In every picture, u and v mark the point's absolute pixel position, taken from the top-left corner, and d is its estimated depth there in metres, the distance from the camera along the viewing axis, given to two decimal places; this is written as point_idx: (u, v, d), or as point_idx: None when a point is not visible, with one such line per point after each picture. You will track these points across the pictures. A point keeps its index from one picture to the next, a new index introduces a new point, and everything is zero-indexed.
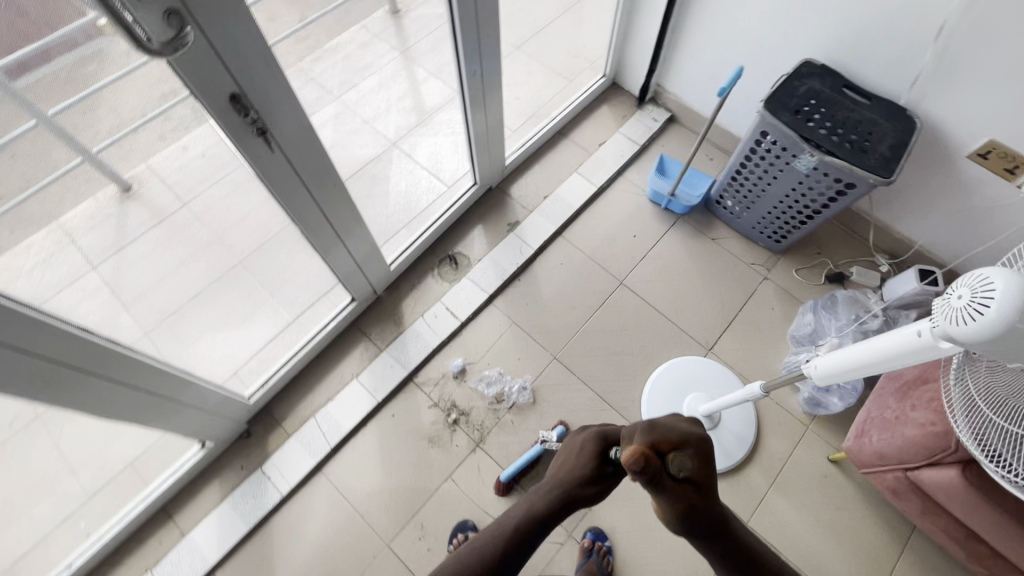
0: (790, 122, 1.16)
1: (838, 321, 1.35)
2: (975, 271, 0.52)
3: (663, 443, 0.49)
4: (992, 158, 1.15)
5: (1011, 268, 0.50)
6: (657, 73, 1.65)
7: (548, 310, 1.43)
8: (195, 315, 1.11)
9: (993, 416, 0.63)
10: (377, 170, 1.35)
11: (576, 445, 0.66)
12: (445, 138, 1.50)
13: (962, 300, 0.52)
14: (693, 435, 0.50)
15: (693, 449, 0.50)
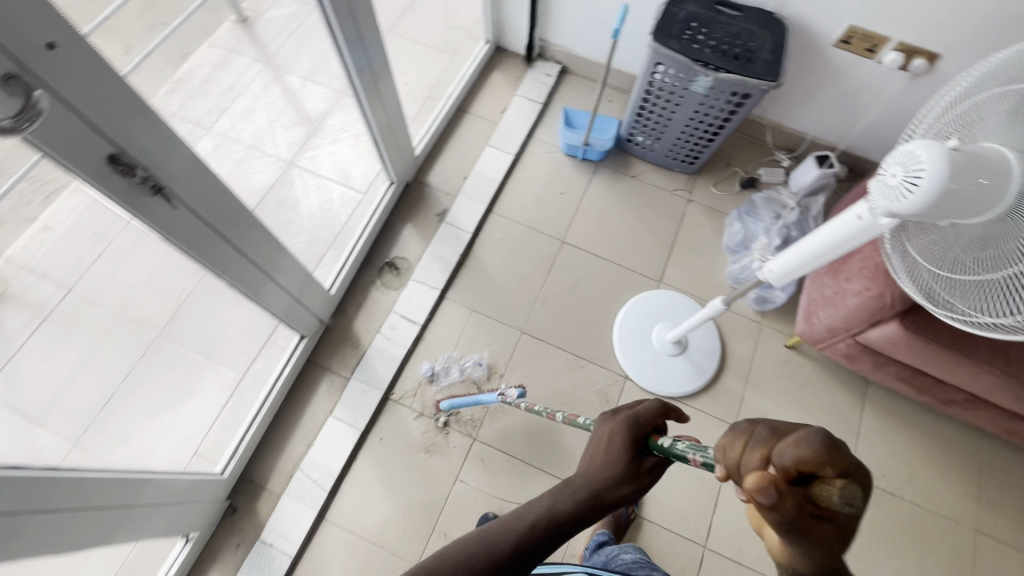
0: (679, 48, 1.20)
1: (763, 222, 1.46)
2: (904, 148, 0.56)
3: (831, 470, 0.31)
4: (854, 42, 1.26)
5: (932, 141, 0.55)
6: (538, 28, 1.64)
7: (502, 288, 1.42)
8: (128, 407, 1.00)
9: (928, 267, 0.67)
10: (280, 195, 1.25)
11: (603, 435, 0.53)
12: (344, 144, 1.40)
13: (897, 178, 0.57)
14: (860, 454, 0.33)
15: (864, 470, 0.33)
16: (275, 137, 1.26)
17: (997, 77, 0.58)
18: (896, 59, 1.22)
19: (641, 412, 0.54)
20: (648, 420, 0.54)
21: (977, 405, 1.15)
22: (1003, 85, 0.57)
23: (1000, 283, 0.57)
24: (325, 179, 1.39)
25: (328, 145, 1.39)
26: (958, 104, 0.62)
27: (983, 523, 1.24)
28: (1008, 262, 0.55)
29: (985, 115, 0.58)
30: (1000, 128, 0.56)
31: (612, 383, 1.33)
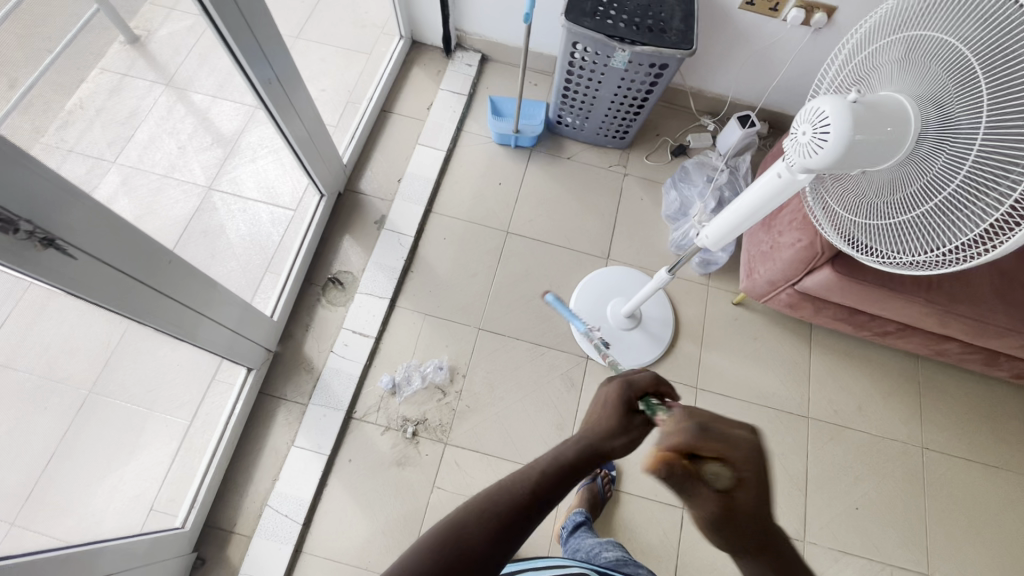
0: (594, 26, 1.19)
1: (696, 187, 1.50)
2: (810, 106, 0.58)
3: (705, 446, 0.56)
4: (757, 3, 1.30)
5: (833, 95, 0.56)
6: (452, 18, 1.60)
7: (453, 288, 1.39)
8: (64, 475, 0.89)
9: (848, 217, 0.70)
10: (206, 223, 1.14)
11: (602, 397, 0.68)
12: (266, 160, 1.30)
13: (808, 135, 0.58)
14: (738, 446, 0.56)
15: (736, 459, 0.56)
16: (188, 160, 1.11)
17: (882, 27, 0.61)
18: (799, 15, 1.27)
19: (633, 379, 0.68)
20: (639, 385, 0.68)
21: (909, 333, 1.23)
22: (888, 34, 0.60)
23: (916, 221, 0.61)
24: (251, 200, 1.30)
25: (247, 163, 1.27)
26: (852, 58, 0.65)
27: (927, 440, 1.33)
28: (920, 201, 0.59)
29: (877, 65, 0.61)
30: (892, 75, 0.59)
31: (575, 365, 1.34)
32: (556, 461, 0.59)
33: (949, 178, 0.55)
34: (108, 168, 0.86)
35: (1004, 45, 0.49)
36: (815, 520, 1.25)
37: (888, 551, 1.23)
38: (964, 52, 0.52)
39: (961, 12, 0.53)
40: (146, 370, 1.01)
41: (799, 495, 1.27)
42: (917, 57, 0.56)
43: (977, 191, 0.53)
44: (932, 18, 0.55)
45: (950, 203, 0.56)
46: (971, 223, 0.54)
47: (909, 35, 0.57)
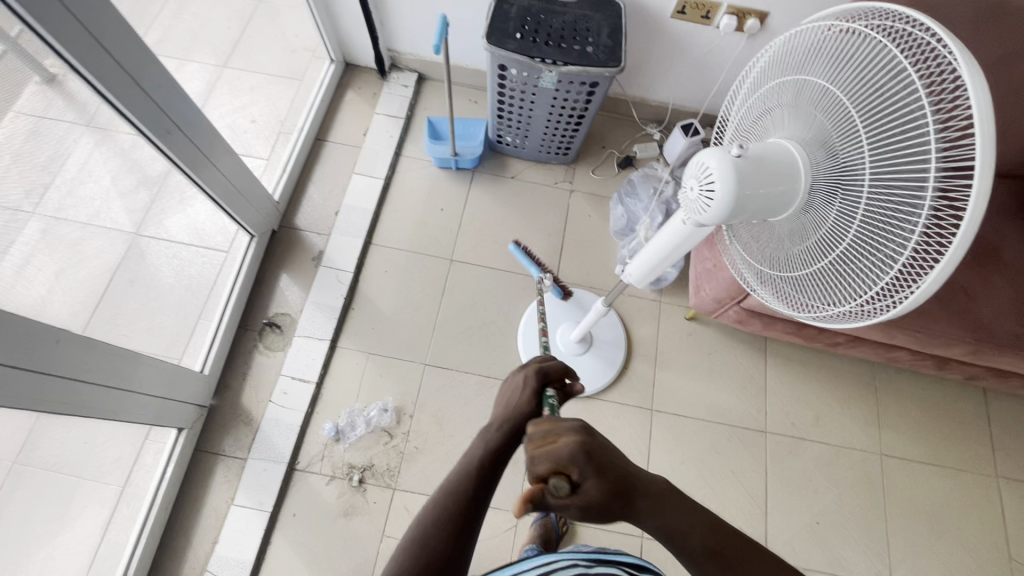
0: (518, 48, 1.14)
1: (642, 202, 1.47)
2: (695, 159, 0.55)
3: (543, 473, 0.50)
4: (689, 12, 1.26)
5: (716, 148, 0.53)
6: (383, 39, 1.54)
7: (397, 324, 1.34)
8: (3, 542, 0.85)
9: (769, 271, 0.64)
10: (129, 275, 1.09)
11: (517, 385, 0.76)
12: (201, 203, 1.20)
13: (696, 190, 0.55)
14: (567, 454, 0.51)
15: (573, 467, 0.51)
16: (111, 209, 1.03)
17: (768, 72, 0.59)
18: (731, 21, 1.23)
19: (546, 365, 0.77)
20: (549, 371, 0.77)
21: (858, 342, 1.21)
22: (774, 79, 0.58)
23: (818, 275, 0.56)
24: (183, 243, 1.23)
25: (178, 212, 1.18)
26: (746, 103, 0.64)
27: (886, 447, 1.32)
28: (820, 252, 0.55)
29: (769, 110, 0.59)
30: (783, 121, 0.57)
31: None
32: (491, 451, 0.66)
33: (846, 230, 0.51)
34: (25, 221, 0.82)
35: (880, 93, 0.47)
36: (776, 539, 1.23)
37: (849, 565, 1.22)
38: (844, 100, 0.50)
39: (836, 59, 0.51)
40: (77, 436, 0.96)
41: (758, 514, 1.25)
42: (803, 102, 0.54)
43: (873, 243, 0.49)
44: (812, 63, 0.53)
45: (848, 256, 0.52)
46: (869, 278, 0.50)
47: (792, 81, 0.55)
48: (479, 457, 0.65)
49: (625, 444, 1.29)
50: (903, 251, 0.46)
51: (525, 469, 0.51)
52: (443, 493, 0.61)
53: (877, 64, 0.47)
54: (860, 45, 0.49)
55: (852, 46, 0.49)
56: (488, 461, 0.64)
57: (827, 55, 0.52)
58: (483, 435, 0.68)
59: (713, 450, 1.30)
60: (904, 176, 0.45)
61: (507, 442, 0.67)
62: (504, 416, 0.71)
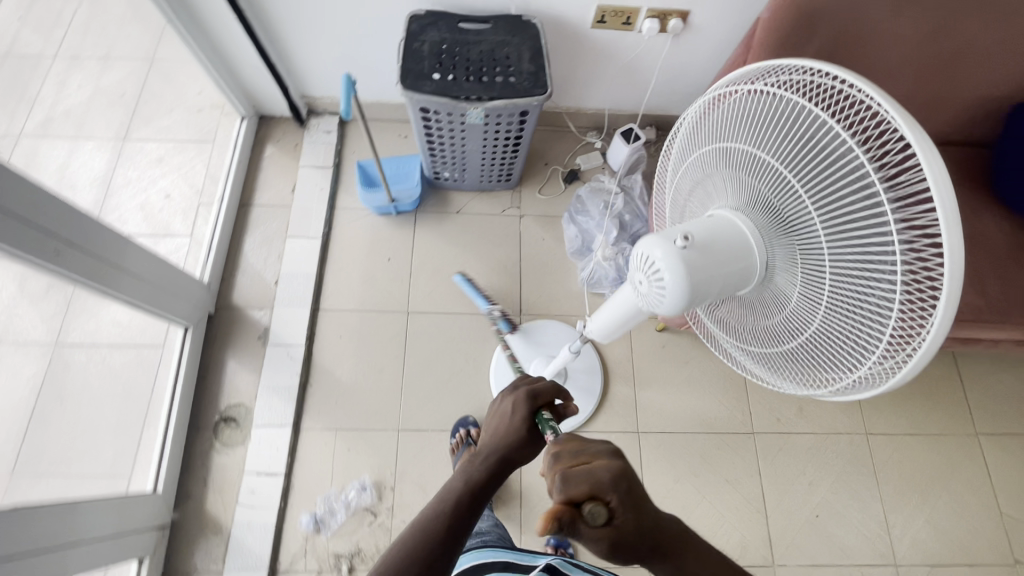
0: (437, 89, 1.06)
1: (594, 218, 1.41)
2: (637, 250, 0.50)
3: (578, 494, 0.51)
4: (609, 20, 1.20)
5: (652, 237, 0.49)
6: (294, 86, 1.44)
7: (361, 392, 1.27)
8: None
9: (763, 347, 0.57)
10: (55, 392, 0.99)
11: (505, 410, 0.74)
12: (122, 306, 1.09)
13: (646, 283, 0.49)
14: (606, 479, 0.52)
15: (612, 494, 0.52)
16: (20, 319, 0.89)
17: (694, 144, 0.59)
18: (653, 25, 1.19)
19: (537, 387, 0.75)
20: (540, 393, 0.74)
21: None
22: (702, 149, 0.58)
23: (802, 343, 0.52)
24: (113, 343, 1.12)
25: (99, 312, 1.06)
26: (679, 175, 0.63)
27: (871, 425, 1.33)
28: (798, 318, 0.52)
29: (706, 179, 0.59)
30: (725, 189, 0.56)
31: None
32: (466, 492, 0.65)
33: (821, 292, 0.48)
34: None
35: (813, 153, 0.46)
36: (780, 542, 1.23)
37: (853, 552, 1.23)
38: (777, 165, 0.49)
39: (758, 124, 0.51)
40: None
41: (759, 518, 1.24)
42: (739, 170, 0.54)
43: (855, 302, 0.46)
44: (733, 132, 0.53)
45: (830, 320, 0.48)
46: (863, 341, 0.46)
47: (720, 150, 0.55)
48: (457, 491, 0.66)
49: None
50: (893, 307, 0.43)
51: (563, 493, 0.51)
52: (418, 529, 0.62)
53: (800, 125, 0.47)
54: (778, 109, 0.49)
55: (768, 111, 0.50)
56: (465, 499, 0.65)
57: (747, 122, 0.52)
58: (464, 471, 0.68)
59: (704, 463, 1.28)
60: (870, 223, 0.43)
61: (486, 479, 0.67)
62: (488, 450, 0.70)
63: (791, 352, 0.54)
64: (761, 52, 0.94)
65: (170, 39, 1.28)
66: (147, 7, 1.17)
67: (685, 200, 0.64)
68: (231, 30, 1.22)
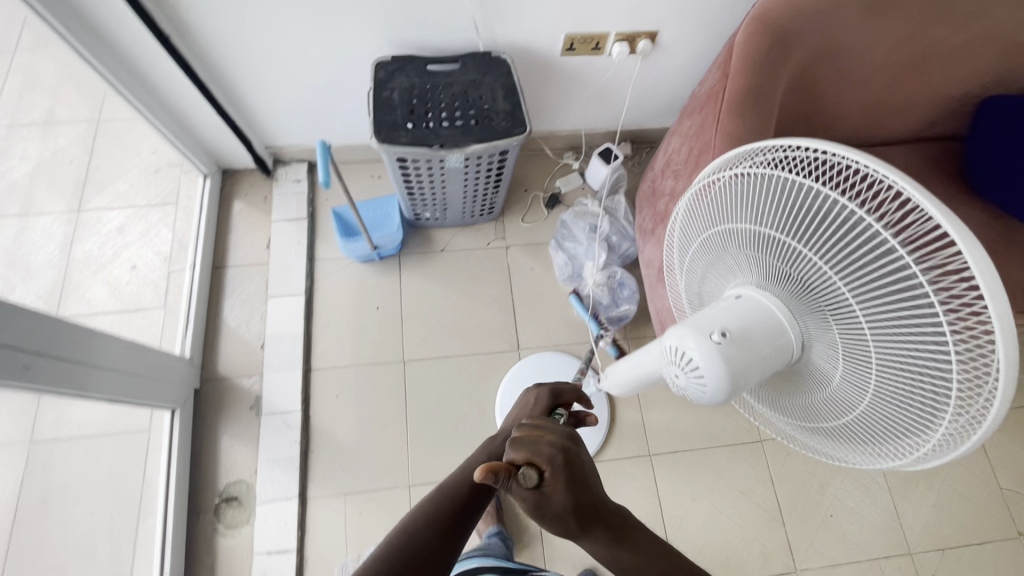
0: (413, 139, 1.03)
1: (582, 244, 1.39)
2: (664, 345, 0.49)
3: (518, 456, 0.53)
4: (579, 47, 1.19)
5: (679, 330, 0.48)
6: (257, 138, 1.37)
7: (366, 451, 1.22)
8: None
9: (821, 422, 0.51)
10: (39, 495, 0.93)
11: (528, 400, 0.87)
12: (103, 401, 1.02)
13: (683, 378, 0.48)
14: (547, 450, 0.54)
15: (552, 463, 0.53)
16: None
17: (696, 225, 0.59)
18: (623, 49, 1.18)
19: (558, 387, 0.88)
20: (561, 391, 0.88)
21: None
22: (707, 230, 0.58)
23: (855, 417, 0.48)
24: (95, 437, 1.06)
25: (77, 402, 0.97)
26: (687, 256, 0.63)
27: None
28: (842, 394, 0.48)
29: (716, 258, 0.58)
30: (737, 260, 0.55)
31: None
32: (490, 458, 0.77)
33: (864, 368, 0.45)
34: None
35: (825, 228, 0.45)
36: (800, 546, 1.24)
37: (870, 547, 1.25)
38: (785, 236, 0.48)
39: (761, 205, 0.50)
40: None
41: (777, 526, 1.25)
42: (751, 250, 0.52)
43: (904, 376, 0.42)
44: (736, 213, 0.53)
45: (882, 385, 0.44)
46: (925, 412, 0.42)
47: (727, 231, 0.55)
48: (482, 457, 0.78)
49: (633, 498, 1.25)
50: (949, 373, 0.39)
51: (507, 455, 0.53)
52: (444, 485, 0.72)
53: (806, 203, 0.46)
54: (777, 189, 0.49)
55: (768, 192, 0.50)
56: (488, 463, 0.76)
57: (748, 204, 0.52)
58: (490, 440, 0.81)
59: (718, 476, 1.29)
60: (893, 276, 0.41)
61: (504, 444, 0.79)
62: (509, 429, 0.83)
63: (854, 424, 0.48)
64: (740, 76, 0.92)
65: (118, 106, 1.21)
66: (90, 76, 1.10)
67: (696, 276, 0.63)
68: (183, 89, 1.16)
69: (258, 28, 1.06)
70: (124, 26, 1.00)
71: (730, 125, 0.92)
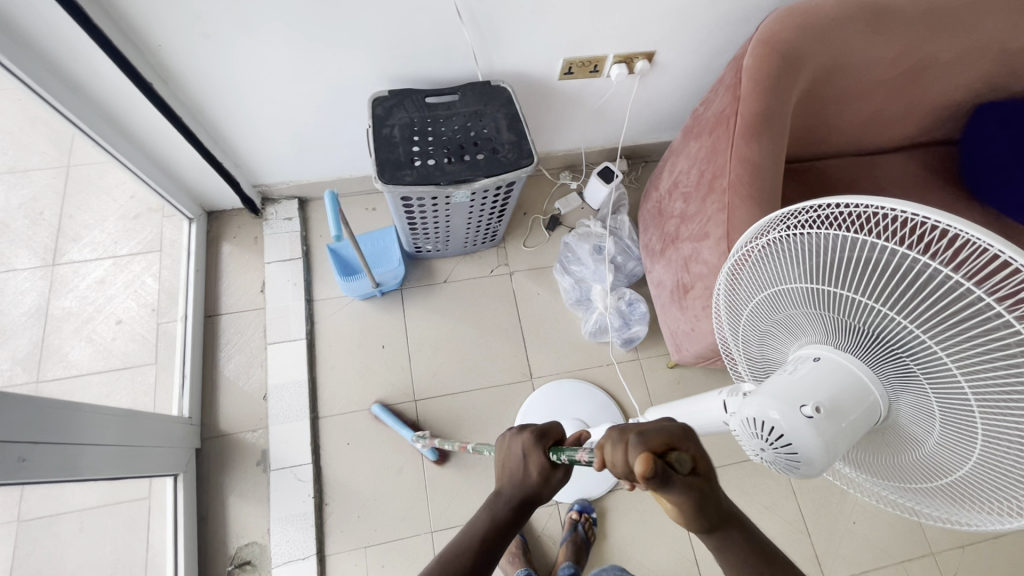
0: (418, 177, 0.99)
1: (588, 265, 1.37)
2: (742, 417, 0.50)
3: (658, 444, 0.46)
4: (577, 70, 1.17)
5: (759, 401, 0.48)
6: (244, 178, 1.31)
7: (382, 501, 1.17)
8: None
9: (929, 482, 0.47)
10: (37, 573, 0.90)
11: (515, 455, 0.66)
12: (99, 480, 0.95)
13: (768, 450, 0.48)
14: (679, 430, 0.48)
15: (692, 443, 0.48)
16: None
17: (746, 282, 0.58)
18: (621, 71, 1.16)
19: (542, 425, 0.67)
20: (550, 429, 0.66)
21: None
22: (761, 287, 0.56)
23: (968, 475, 0.44)
24: (93, 510, 0.99)
25: (72, 483, 0.91)
26: (741, 314, 0.61)
27: None
28: (943, 450, 0.45)
29: (775, 315, 0.56)
30: (801, 316, 0.52)
31: (551, 518, 1.20)
32: (493, 536, 0.63)
33: (962, 428, 0.42)
34: None
35: (889, 282, 0.44)
36: (827, 556, 1.24)
37: (897, 551, 1.25)
38: (848, 293, 0.47)
39: (816, 263, 0.49)
40: None
41: (804, 538, 1.25)
42: (814, 309, 0.51)
43: (1010, 436, 0.39)
44: (791, 272, 0.52)
45: (989, 440, 0.41)
46: None
47: (784, 289, 0.53)
48: (484, 526, 0.63)
49: None
50: None
51: (647, 442, 0.46)
52: None
53: (868, 261, 0.45)
54: (832, 247, 0.47)
55: (822, 249, 0.48)
56: (493, 536, 0.63)
57: (804, 261, 0.50)
58: (492, 500, 0.66)
59: (740, 491, 1.28)
60: (975, 324, 0.38)
61: (510, 516, 0.64)
62: (510, 491, 0.65)
63: (967, 480, 0.44)
64: (752, 99, 0.91)
65: (93, 153, 1.13)
66: (64, 126, 1.02)
67: (754, 333, 0.61)
68: (166, 134, 1.08)
69: (247, 73, 1.01)
70: (101, 75, 0.92)
71: (746, 150, 0.91)
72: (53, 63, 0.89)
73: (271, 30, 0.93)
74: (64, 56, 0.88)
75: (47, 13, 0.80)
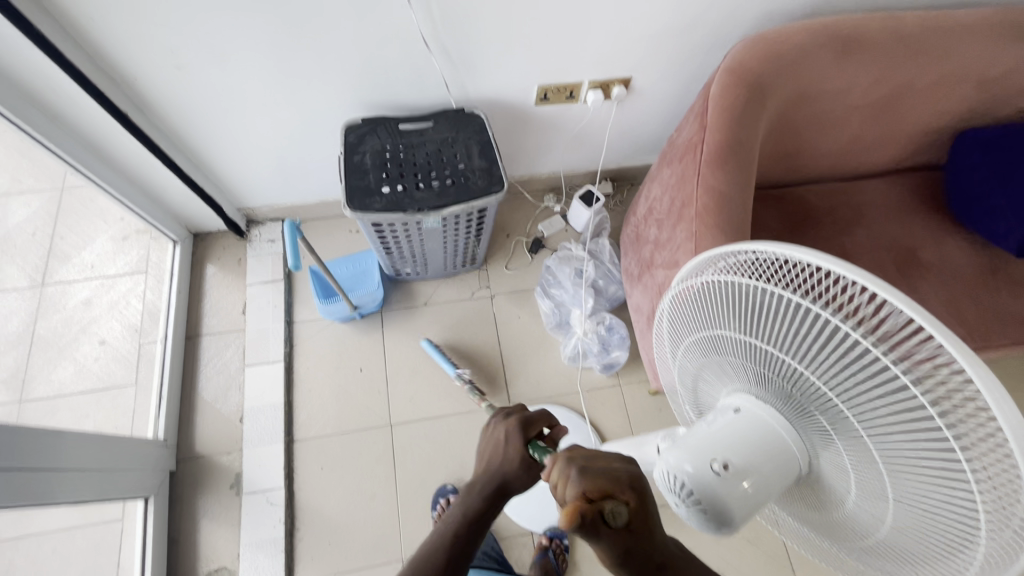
0: (388, 205, 0.99)
1: (569, 289, 1.36)
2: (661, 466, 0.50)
3: (593, 490, 0.48)
4: (553, 96, 1.17)
5: (674, 454, 0.48)
6: (229, 202, 1.33)
7: (353, 526, 1.16)
8: None
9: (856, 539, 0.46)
10: None
11: (500, 437, 0.70)
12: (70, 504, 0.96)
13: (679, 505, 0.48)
14: (622, 480, 0.50)
15: (631, 498, 0.49)
16: None
17: (680, 326, 0.58)
18: (597, 96, 1.17)
19: (528, 414, 0.72)
20: (534, 420, 0.71)
21: None
22: (694, 332, 0.56)
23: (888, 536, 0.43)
24: (61, 533, 1.00)
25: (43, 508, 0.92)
26: (680, 356, 0.60)
27: None
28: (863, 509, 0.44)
29: (708, 360, 0.55)
30: (729, 365, 0.52)
31: (523, 547, 1.17)
32: (472, 517, 0.64)
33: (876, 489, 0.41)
34: None
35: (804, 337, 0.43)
36: None
37: None
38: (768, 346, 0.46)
39: (739, 313, 0.48)
40: None
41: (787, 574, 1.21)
42: (739, 358, 0.50)
43: (919, 501, 0.38)
44: (717, 319, 0.51)
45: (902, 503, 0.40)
46: (953, 533, 0.37)
47: (713, 336, 0.52)
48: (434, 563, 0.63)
49: None
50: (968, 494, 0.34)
51: (583, 487, 0.48)
52: None
53: (785, 314, 0.44)
54: (754, 297, 0.47)
55: (745, 299, 0.48)
56: (469, 528, 0.64)
57: (730, 309, 0.49)
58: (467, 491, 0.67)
59: None
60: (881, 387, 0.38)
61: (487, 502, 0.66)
62: (486, 476, 0.68)
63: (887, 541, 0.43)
64: (718, 130, 0.91)
65: (79, 179, 1.16)
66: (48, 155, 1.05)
67: (692, 376, 0.60)
68: (148, 162, 1.10)
69: (224, 102, 1.03)
70: (81, 108, 0.95)
71: (712, 181, 0.90)
72: (34, 97, 0.92)
73: (244, 62, 0.95)
74: (45, 90, 0.90)
75: (26, 51, 0.83)
